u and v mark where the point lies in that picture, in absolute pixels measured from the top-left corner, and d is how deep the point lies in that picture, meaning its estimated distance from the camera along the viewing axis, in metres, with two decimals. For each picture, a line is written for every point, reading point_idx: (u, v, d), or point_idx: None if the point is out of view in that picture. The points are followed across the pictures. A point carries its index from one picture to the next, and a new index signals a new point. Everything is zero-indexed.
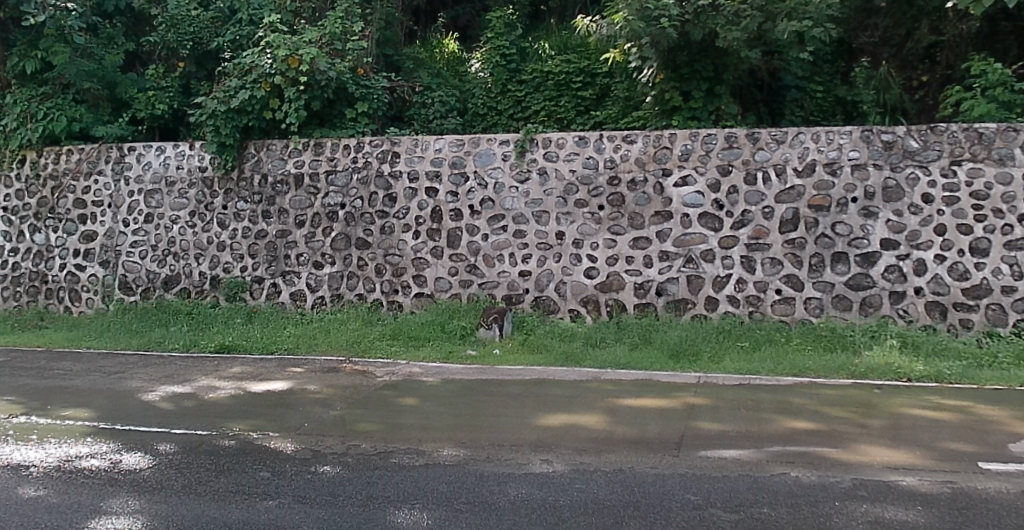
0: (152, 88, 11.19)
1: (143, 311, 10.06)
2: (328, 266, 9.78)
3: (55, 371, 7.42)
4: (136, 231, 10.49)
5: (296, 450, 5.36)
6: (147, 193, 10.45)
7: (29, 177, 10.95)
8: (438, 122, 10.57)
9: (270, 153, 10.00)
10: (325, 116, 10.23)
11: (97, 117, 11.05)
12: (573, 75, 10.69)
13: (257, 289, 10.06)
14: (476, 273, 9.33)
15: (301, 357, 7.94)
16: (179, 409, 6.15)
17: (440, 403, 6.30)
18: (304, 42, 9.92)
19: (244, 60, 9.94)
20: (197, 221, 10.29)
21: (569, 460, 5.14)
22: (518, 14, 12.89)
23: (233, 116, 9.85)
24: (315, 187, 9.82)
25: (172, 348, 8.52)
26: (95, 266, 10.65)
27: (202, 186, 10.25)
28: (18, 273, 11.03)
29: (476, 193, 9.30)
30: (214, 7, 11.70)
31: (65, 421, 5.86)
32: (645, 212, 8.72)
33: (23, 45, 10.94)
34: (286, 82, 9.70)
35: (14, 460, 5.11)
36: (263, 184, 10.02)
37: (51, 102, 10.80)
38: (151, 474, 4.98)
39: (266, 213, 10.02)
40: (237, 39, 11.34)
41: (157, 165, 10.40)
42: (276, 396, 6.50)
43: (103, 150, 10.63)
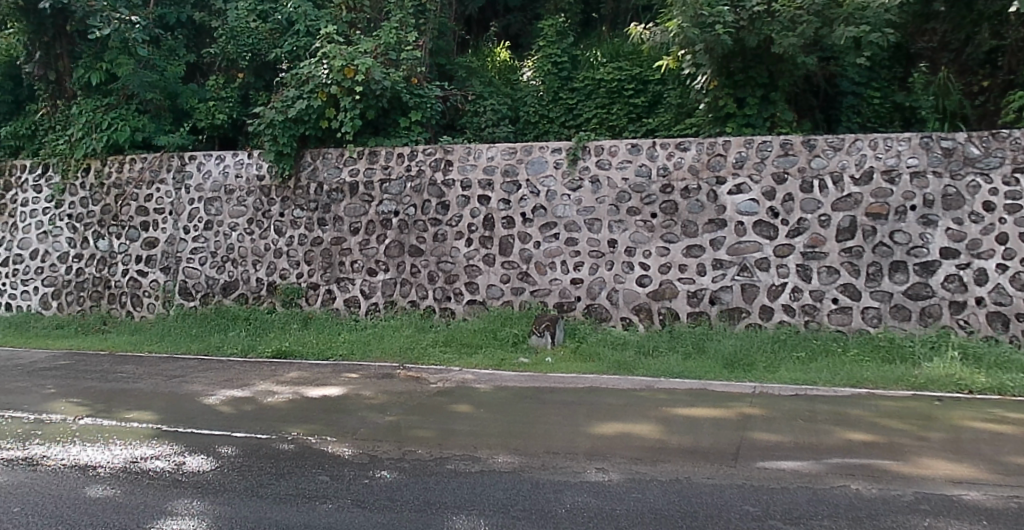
0: (212, 98, 11.49)
1: (202, 317, 10.25)
2: (382, 273, 9.88)
3: (118, 374, 7.62)
4: (196, 238, 10.73)
5: (354, 455, 5.45)
6: (207, 201, 10.69)
7: (93, 186, 11.28)
8: (490, 130, 10.66)
9: (326, 161, 10.18)
10: (379, 125, 10.36)
11: (159, 127, 11.38)
12: (626, 82, 10.62)
13: (312, 295, 10.18)
14: (528, 280, 9.34)
15: (356, 363, 8.02)
16: (239, 412, 6.27)
17: (495, 411, 6.31)
18: (360, 52, 10.07)
19: (301, 70, 10.12)
20: (255, 228, 10.46)
21: (625, 469, 5.12)
22: (569, 21, 12.90)
23: (290, 126, 10.02)
24: (369, 195, 9.96)
25: (230, 353, 8.68)
26: (157, 272, 10.90)
27: (260, 194, 10.43)
28: (82, 279, 11.30)
29: (528, 201, 9.32)
30: (272, 18, 11.97)
31: (130, 422, 6.02)
32: (698, 219, 8.65)
33: (89, 58, 11.34)
34: (341, 92, 9.86)
35: (84, 461, 5.29)
36: (318, 192, 10.18)
37: (115, 112, 11.17)
38: (213, 476, 5.11)
39: (322, 221, 10.17)
40: (294, 50, 11.53)
41: (217, 173, 10.64)
42: (332, 401, 6.58)
43: (165, 159, 10.92)
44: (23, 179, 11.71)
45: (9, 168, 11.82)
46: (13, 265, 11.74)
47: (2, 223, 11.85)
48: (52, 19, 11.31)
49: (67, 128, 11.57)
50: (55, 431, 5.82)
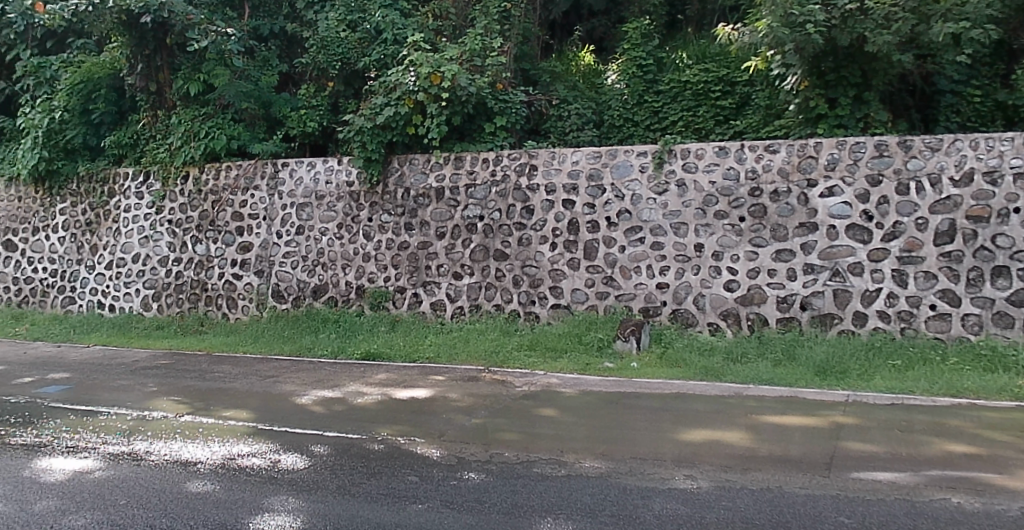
0: (304, 107, 11.83)
1: (294, 319, 10.56)
2: (467, 277, 10.03)
3: (216, 374, 7.91)
4: (289, 242, 11.05)
5: (442, 457, 5.53)
6: (299, 206, 11.02)
7: (192, 193, 11.74)
8: (574, 134, 10.72)
9: (413, 167, 10.36)
10: (464, 131, 10.50)
11: (253, 135, 11.83)
12: (712, 84, 10.50)
13: (399, 298, 10.43)
14: (613, 285, 9.32)
15: (444, 366, 8.15)
16: (330, 412, 6.43)
17: (582, 415, 6.30)
18: (446, 59, 10.24)
19: (389, 78, 10.37)
20: (344, 233, 10.76)
21: (714, 477, 5.04)
22: (655, 23, 12.78)
23: (378, 133, 10.29)
24: (455, 200, 10.11)
25: (322, 354, 8.92)
26: (251, 276, 11.27)
27: (349, 199, 10.73)
28: (181, 281, 11.76)
29: (613, 204, 9.32)
30: (360, 27, 12.21)
31: (227, 421, 6.22)
32: (788, 223, 8.47)
33: (187, 69, 11.91)
34: (428, 98, 10.01)
35: (185, 457, 5.51)
36: (405, 197, 10.40)
37: (212, 121, 11.71)
38: (307, 474, 5.24)
39: (408, 226, 10.39)
40: (382, 58, 11.70)
41: (308, 180, 10.96)
42: (421, 403, 6.67)
43: (259, 167, 11.27)
44: (126, 186, 12.29)
45: (113, 176, 12.39)
46: (117, 268, 12.31)
47: (106, 229, 12.42)
48: (153, 33, 11.86)
49: (166, 137, 12.13)
50: (158, 427, 6.08)
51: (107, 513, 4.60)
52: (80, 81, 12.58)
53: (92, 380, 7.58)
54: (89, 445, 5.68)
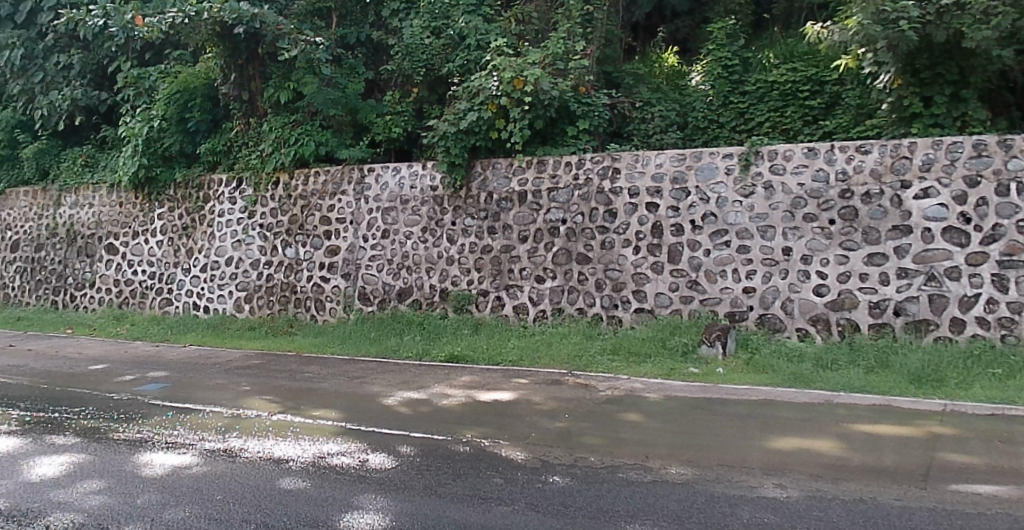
0: (389, 113, 12.08)
1: (380, 321, 10.85)
2: (550, 281, 10.11)
3: (305, 375, 8.12)
4: (375, 246, 11.39)
5: (526, 459, 5.56)
6: (384, 210, 11.34)
7: (282, 198, 12.18)
8: (658, 137, 10.60)
9: (496, 171, 10.53)
10: (547, 135, 10.58)
11: (341, 141, 12.10)
12: (800, 84, 10.35)
13: (482, 301, 10.58)
14: (698, 289, 9.24)
15: (527, 369, 8.19)
16: (416, 413, 6.53)
17: (668, 420, 6.25)
18: (528, 63, 10.34)
19: (472, 83, 10.53)
20: (429, 236, 11.02)
21: (804, 486, 4.91)
22: (740, 23, 12.66)
23: (462, 137, 10.46)
24: (537, 204, 10.22)
25: (407, 356, 9.08)
26: (339, 278, 11.63)
27: (433, 204, 10.97)
28: (271, 284, 12.18)
29: (698, 208, 9.25)
30: (444, 34, 12.41)
31: (316, 420, 6.38)
32: (881, 226, 8.23)
33: (277, 78, 12.29)
34: (511, 102, 10.11)
35: (277, 455, 5.67)
36: (489, 201, 10.57)
37: (301, 128, 12.09)
38: (394, 473, 5.35)
39: (491, 229, 10.56)
40: (465, 63, 11.95)
41: (393, 184, 11.28)
42: (505, 405, 6.72)
43: (347, 172, 11.69)
44: (220, 191, 12.82)
45: (208, 183, 12.95)
46: (211, 271, 12.78)
47: (201, 233, 12.95)
48: (245, 43, 12.26)
49: (258, 145, 12.63)
50: (251, 425, 6.29)
51: (206, 507, 4.79)
52: (177, 91, 13.14)
53: (189, 378, 7.89)
54: (187, 442, 5.90)
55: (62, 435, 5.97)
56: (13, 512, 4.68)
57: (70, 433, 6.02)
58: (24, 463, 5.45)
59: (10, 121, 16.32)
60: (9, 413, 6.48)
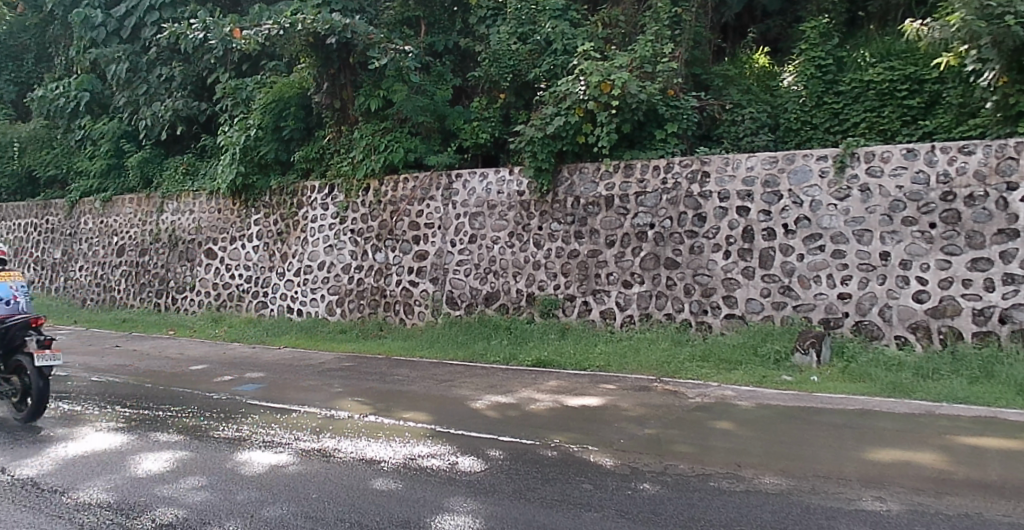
0: (477, 119, 12.34)
1: (467, 326, 11.01)
2: (637, 286, 10.15)
3: (395, 377, 8.29)
4: (462, 251, 11.64)
5: (615, 466, 5.53)
6: (472, 215, 11.56)
7: (371, 204, 12.52)
8: (749, 139, 10.55)
9: (583, 176, 10.62)
10: (634, 139, 10.68)
11: (429, 147, 12.50)
12: (898, 83, 10.00)
13: (569, 306, 10.66)
14: (790, 295, 9.13)
15: (615, 375, 8.15)
16: (503, 417, 6.57)
17: (761, 430, 6.14)
18: (616, 67, 10.33)
19: (559, 88, 10.60)
20: (516, 241, 11.18)
21: (905, 499, 4.68)
22: (835, 21, 12.38)
23: (549, 142, 10.58)
24: (625, 208, 10.28)
25: (494, 360, 9.16)
26: (427, 283, 11.91)
27: (520, 208, 11.13)
28: (361, 287, 12.56)
29: (791, 211, 9.15)
30: (531, 39, 12.38)
31: (406, 422, 6.49)
32: (985, 229, 7.99)
33: (369, 86, 12.69)
34: (598, 107, 10.19)
35: (370, 455, 5.79)
36: (575, 206, 10.66)
37: (391, 135, 12.47)
38: (485, 476, 5.40)
39: (578, 234, 10.65)
40: (552, 68, 11.91)
41: (480, 190, 11.50)
42: (592, 411, 6.71)
43: (435, 178, 11.92)
44: (313, 198, 13.25)
45: (302, 190, 13.38)
46: (304, 276, 13.23)
47: (295, 238, 13.41)
48: (337, 53, 12.66)
49: (349, 151, 12.95)
50: (344, 425, 6.44)
51: (301, 504, 4.91)
52: (273, 101, 13.61)
53: (283, 379, 8.13)
54: (283, 441, 6.08)
55: (166, 432, 6.22)
56: (123, 505, 4.90)
57: (173, 430, 6.28)
58: (131, 459, 5.70)
59: (117, 132, 17.22)
60: (119, 410, 6.81)
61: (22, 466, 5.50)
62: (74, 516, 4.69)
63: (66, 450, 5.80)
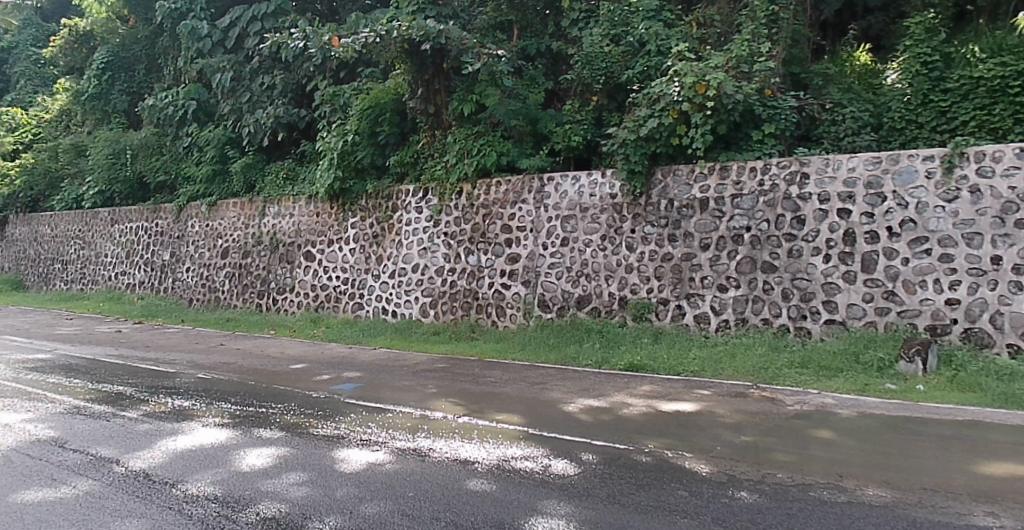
0: (569, 122, 12.35)
1: (558, 328, 11.07)
2: (732, 290, 10.08)
3: (487, 379, 8.37)
4: (554, 253, 11.77)
5: (711, 473, 5.44)
6: (564, 218, 11.70)
7: (465, 207, 12.83)
8: (850, 139, 10.44)
9: (677, 178, 10.65)
10: (730, 139, 10.64)
11: (522, 151, 12.59)
12: (1011, 79, 9.53)
13: (662, 310, 10.69)
14: (894, 300, 8.95)
15: (711, 380, 8.04)
16: (596, 421, 6.57)
17: (864, 439, 5.96)
18: (711, 67, 10.41)
19: (653, 89, 10.70)
20: (608, 244, 11.27)
21: (1021, 515, 4.42)
22: (942, 15, 11.99)
23: (642, 144, 10.68)
24: (720, 211, 10.26)
25: (587, 363, 9.17)
26: (519, 286, 12.06)
27: (613, 211, 11.24)
28: (454, 290, 12.84)
29: (895, 214, 8.99)
30: (624, 41, 12.54)
31: (499, 424, 6.55)
32: None
33: (462, 91, 13.04)
34: (693, 108, 10.18)
35: (464, 456, 5.86)
36: (669, 209, 10.71)
37: (485, 139, 12.66)
38: (578, 480, 5.38)
39: (672, 237, 10.68)
40: (646, 70, 11.94)
41: (573, 192, 11.64)
42: (687, 416, 6.65)
43: (527, 181, 12.13)
44: (408, 201, 13.64)
45: (397, 193, 13.80)
46: (399, 278, 13.63)
47: (390, 241, 13.86)
48: (431, 59, 12.98)
49: (442, 155, 13.34)
50: (440, 425, 6.54)
51: (398, 503, 4.99)
52: (369, 107, 13.94)
53: (379, 379, 8.32)
54: (379, 440, 6.21)
55: (268, 429, 6.43)
56: (229, 498, 5.08)
57: (275, 427, 6.47)
58: (236, 453, 5.91)
59: (222, 138, 17.89)
60: (225, 407, 7.08)
61: (135, 458, 5.78)
62: (183, 507, 4.88)
63: (176, 443, 6.06)
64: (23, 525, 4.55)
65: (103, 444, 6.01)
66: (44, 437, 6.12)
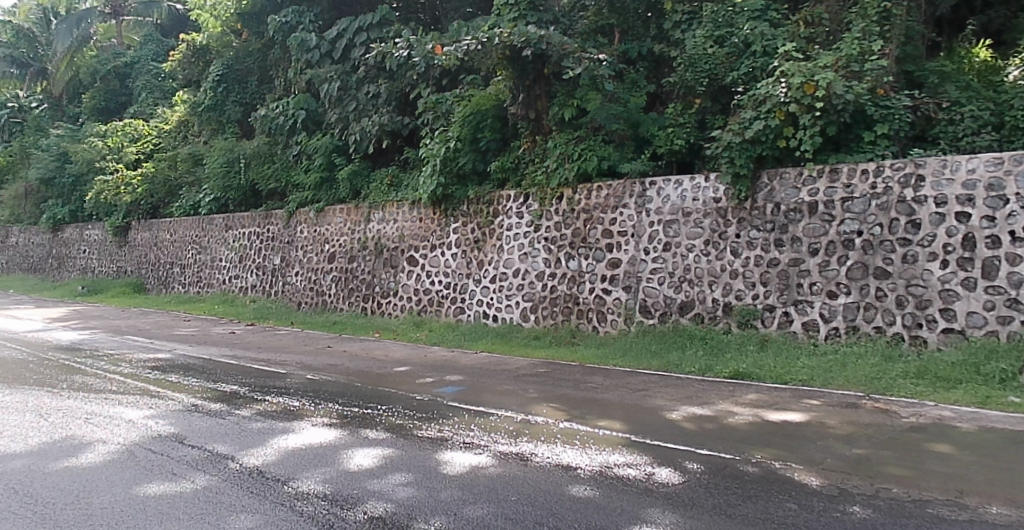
0: (671, 125, 12.43)
1: (661, 335, 11.07)
2: (843, 296, 9.89)
3: (589, 385, 8.39)
4: (657, 258, 11.82)
5: (822, 486, 5.25)
6: (666, 223, 11.76)
7: (565, 212, 13.01)
8: (969, 140, 9.94)
9: (784, 181, 10.55)
10: (840, 141, 10.46)
11: (622, 155, 12.75)
12: None
13: (768, 317, 10.55)
14: (1018, 309, 8.59)
15: (819, 390, 7.81)
16: (701, 430, 6.50)
17: (986, 455, 5.67)
18: (820, 67, 10.30)
19: (759, 91, 10.62)
20: (711, 249, 11.23)
21: None
22: None
23: (747, 147, 10.59)
24: (830, 214, 10.09)
25: (690, 371, 9.05)
26: (620, 291, 12.16)
27: (717, 216, 11.20)
28: (555, 294, 13.01)
29: (1019, 217, 8.64)
30: (729, 42, 12.52)
31: (601, 430, 6.53)
32: None
33: (563, 96, 13.31)
34: (800, 109, 10.14)
35: (567, 462, 5.85)
36: (776, 213, 10.60)
37: (585, 143, 12.85)
38: (682, 489, 5.27)
39: (779, 242, 10.57)
40: (752, 71, 12.02)
41: (675, 197, 11.67)
42: (795, 427, 6.50)
43: (628, 185, 12.25)
44: (509, 207, 13.87)
45: (498, 198, 14.05)
46: (500, 282, 13.89)
47: (491, 246, 14.14)
48: (532, 65, 13.30)
49: (544, 160, 13.53)
50: (542, 430, 6.58)
51: (502, 506, 4.99)
52: (471, 113, 14.29)
53: (481, 383, 8.48)
54: (481, 443, 6.27)
55: (372, 430, 6.58)
56: (338, 496, 5.18)
57: (380, 429, 6.61)
58: (343, 453, 6.06)
59: (330, 146, 18.57)
60: (331, 408, 7.30)
61: (249, 455, 5.98)
62: (295, 504, 5.02)
63: (287, 442, 6.27)
64: (147, 516, 4.76)
65: (218, 441, 6.26)
66: (166, 433, 6.44)
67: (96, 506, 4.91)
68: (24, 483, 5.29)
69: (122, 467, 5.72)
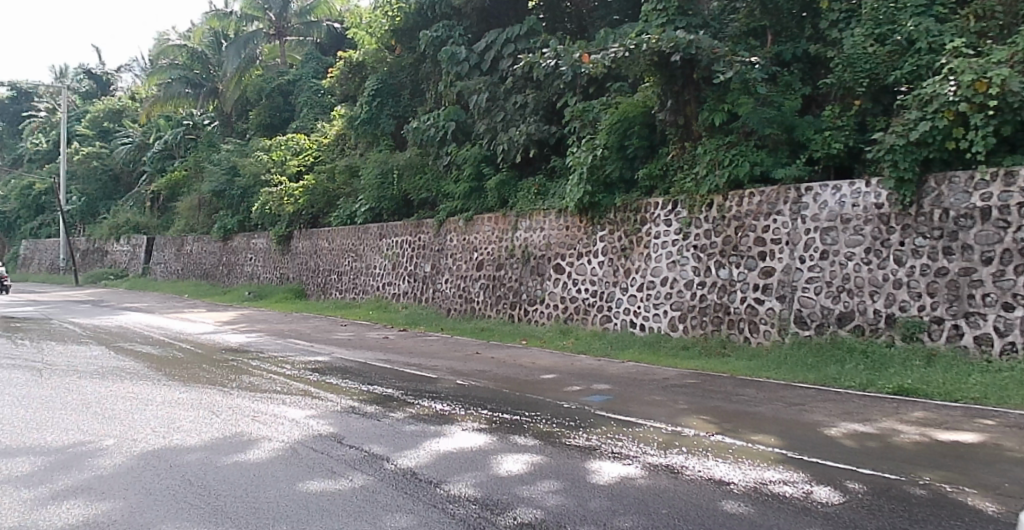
0: (829, 128, 12.12)
1: (817, 347, 10.70)
2: (1021, 309, 9.26)
3: (741, 397, 8.22)
4: (813, 267, 11.45)
5: (999, 513, 4.81)
6: (823, 230, 11.38)
7: (716, 219, 12.85)
8: None
9: (953, 186, 9.99)
10: (1016, 141, 9.91)
11: (777, 160, 12.51)
12: None
13: (936, 329, 10.01)
14: None
15: (993, 410, 7.29)
16: (863, 447, 6.22)
17: None
18: (992, 63, 9.80)
19: (924, 91, 10.14)
20: (873, 258, 10.80)
21: None
22: None
23: (912, 149, 10.16)
24: (1006, 221, 9.51)
25: (849, 385, 8.68)
26: (773, 300, 11.85)
27: (878, 222, 10.76)
28: (704, 303, 12.84)
29: None
30: (890, 40, 11.90)
31: (756, 445, 6.35)
32: None
33: (713, 101, 13.06)
34: (971, 108, 9.69)
35: (718, 476, 5.68)
36: (944, 219, 10.08)
37: (737, 149, 12.70)
38: (843, 510, 4.96)
39: (947, 250, 10.04)
40: (915, 69, 11.41)
41: (833, 203, 11.31)
42: (966, 449, 6.09)
43: (782, 192, 11.97)
44: (657, 214, 13.89)
45: (645, 206, 14.10)
46: (647, 291, 13.85)
47: (638, 254, 14.15)
48: (682, 70, 13.25)
49: (693, 167, 13.50)
50: (693, 442, 6.49)
51: (653, 519, 4.84)
52: (618, 120, 14.50)
53: (629, 393, 8.48)
54: (630, 454, 6.22)
55: (523, 436, 6.69)
56: (488, 500, 5.23)
57: (529, 435, 6.72)
58: (493, 459, 6.13)
59: (478, 156, 19.01)
60: (479, 412, 7.48)
61: (404, 457, 6.17)
62: (447, 507, 5.08)
63: (439, 445, 6.44)
64: (309, 513, 4.92)
65: (373, 442, 6.51)
66: (325, 432, 6.76)
67: (263, 501, 5.15)
68: (198, 477, 5.63)
69: (287, 463, 6.02)
